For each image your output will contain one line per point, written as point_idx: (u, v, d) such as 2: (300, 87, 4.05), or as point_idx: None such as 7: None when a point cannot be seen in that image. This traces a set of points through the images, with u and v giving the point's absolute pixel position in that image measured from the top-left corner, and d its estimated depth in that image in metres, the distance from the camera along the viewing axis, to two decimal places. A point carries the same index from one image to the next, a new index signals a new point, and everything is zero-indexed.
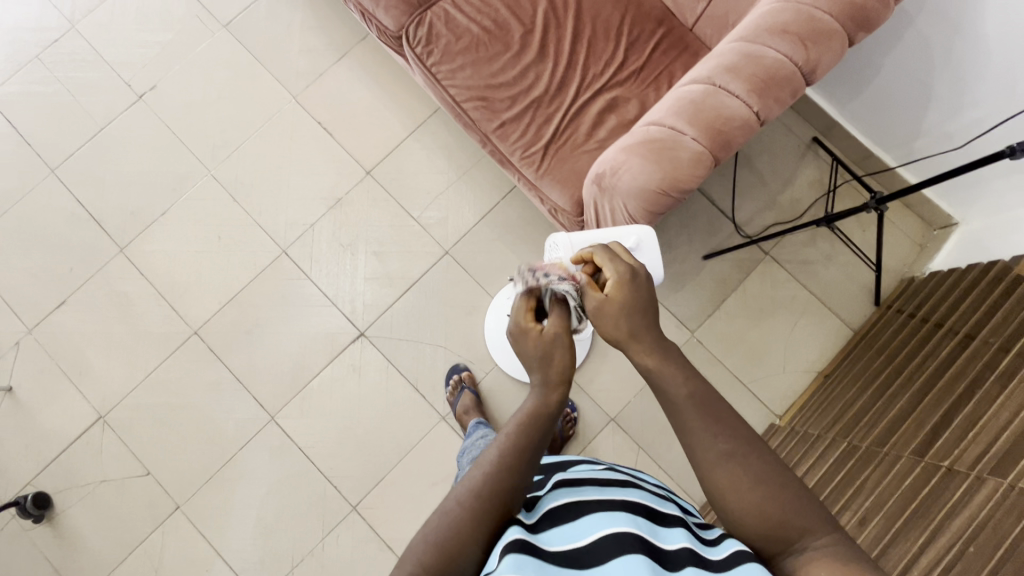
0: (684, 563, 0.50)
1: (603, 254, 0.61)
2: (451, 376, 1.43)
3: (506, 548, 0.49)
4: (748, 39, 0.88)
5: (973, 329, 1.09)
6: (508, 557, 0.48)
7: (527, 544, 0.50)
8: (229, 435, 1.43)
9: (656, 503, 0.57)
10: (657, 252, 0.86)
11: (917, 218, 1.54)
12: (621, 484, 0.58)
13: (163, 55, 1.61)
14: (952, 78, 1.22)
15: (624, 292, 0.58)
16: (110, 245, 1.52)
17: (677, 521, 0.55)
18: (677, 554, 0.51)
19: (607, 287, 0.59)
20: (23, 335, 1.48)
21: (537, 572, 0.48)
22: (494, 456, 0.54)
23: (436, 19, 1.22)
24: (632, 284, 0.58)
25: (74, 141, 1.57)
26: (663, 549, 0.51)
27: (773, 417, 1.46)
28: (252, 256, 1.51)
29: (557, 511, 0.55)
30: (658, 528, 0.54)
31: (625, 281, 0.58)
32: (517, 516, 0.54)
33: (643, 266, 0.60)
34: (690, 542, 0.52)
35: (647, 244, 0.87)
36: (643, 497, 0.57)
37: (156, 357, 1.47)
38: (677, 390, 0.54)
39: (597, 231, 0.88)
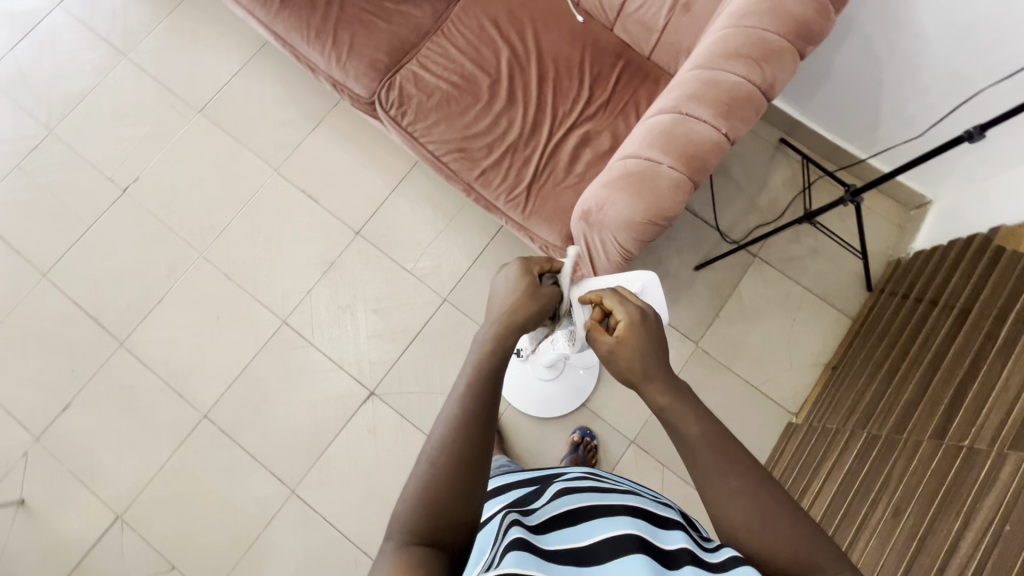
0: (684, 563, 0.51)
1: (612, 298, 0.63)
2: None
3: (509, 545, 0.49)
4: (705, 66, 0.93)
5: (967, 304, 1.12)
6: (510, 553, 0.48)
7: (527, 543, 0.50)
8: (251, 515, 1.41)
9: (654, 507, 0.58)
10: (663, 296, 0.80)
11: (892, 201, 1.59)
12: (618, 492, 0.60)
13: (143, 147, 1.64)
14: (901, 68, 1.28)
15: (636, 334, 0.60)
16: (110, 340, 1.52)
17: (675, 525, 0.56)
18: (677, 552, 0.52)
19: (619, 330, 0.61)
20: (31, 444, 1.46)
21: (539, 568, 0.47)
22: (451, 409, 0.55)
23: (406, 80, 1.27)
24: (644, 325, 0.61)
25: (63, 242, 1.58)
26: (664, 549, 0.52)
27: (788, 415, 1.47)
28: (254, 331, 1.52)
29: (556, 515, 0.56)
30: (657, 530, 0.55)
31: (636, 323, 0.61)
32: (516, 519, 0.55)
33: (651, 308, 0.63)
34: (688, 544, 0.53)
35: (653, 289, 0.81)
36: (642, 502, 0.58)
37: (168, 447, 1.45)
38: (693, 421, 0.56)
39: (604, 276, 0.82)
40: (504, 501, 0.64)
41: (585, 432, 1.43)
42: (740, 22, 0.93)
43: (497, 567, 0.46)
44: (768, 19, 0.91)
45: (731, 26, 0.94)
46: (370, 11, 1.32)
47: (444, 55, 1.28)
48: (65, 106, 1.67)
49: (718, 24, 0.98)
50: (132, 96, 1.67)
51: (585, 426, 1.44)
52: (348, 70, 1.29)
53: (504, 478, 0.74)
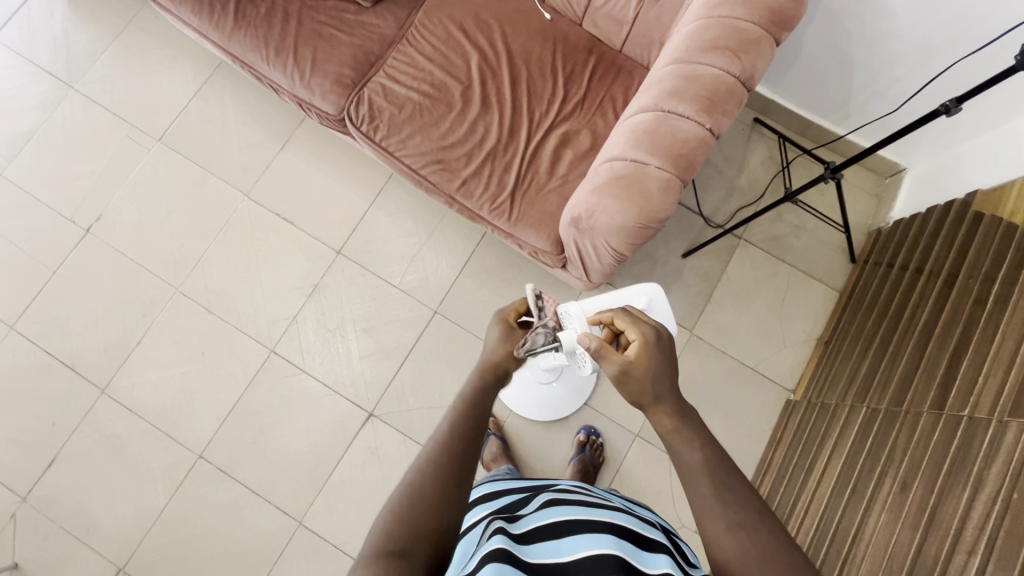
0: None
1: (625, 317, 0.62)
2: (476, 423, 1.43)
3: (488, 556, 0.52)
4: (683, 60, 0.91)
5: (952, 272, 1.14)
6: (490, 563, 0.51)
7: (510, 553, 0.53)
8: (261, 552, 1.37)
9: (642, 529, 0.60)
10: (669, 306, 0.93)
11: (868, 171, 1.60)
12: (608, 510, 0.62)
13: (104, 182, 1.56)
14: (868, 42, 1.29)
15: (650, 354, 0.60)
16: (90, 388, 1.46)
17: (660, 549, 0.57)
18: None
19: (632, 350, 0.60)
20: (18, 504, 1.40)
21: None
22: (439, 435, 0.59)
23: (374, 94, 1.23)
24: (658, 346, 0.60)
25: (28, 290, 1.50)
26: (644, 572, 0.53)
27: (786, 393, 1.49)
28: (242, 363, 1.47)
29: (541, 526, 0.59)
30: (642, 553, 0.56)
31: (650, 343, 0.60)
32: (502, 528, 0.58)
33: (665, 328, 0.62)
34: (671, 568, 0.54)
35: (658, 301, 0.93)
36: (630, 523, 0.60)
37: (165, 492, 1.41)
38: (707, 441, 0.56)
39: (613, 296, 0.92)
40: (493, 508, 0.67)
41: (589, 430, 1.43)
42: (714, 12, 0.92)
43: None
44: (741, 8, 0.90)
45: (704, 17, 0.93)
46: (330, 24, 1.27)
47: (412, 64, 1.24)
48: (15, 146, 1.58)
49: (691, 15, 0.96)
50: (87, 129, 1.59)
51: (588, 424, 1.44)
52: (313, 88, 1.24)
53: (496, 485, 0.77)
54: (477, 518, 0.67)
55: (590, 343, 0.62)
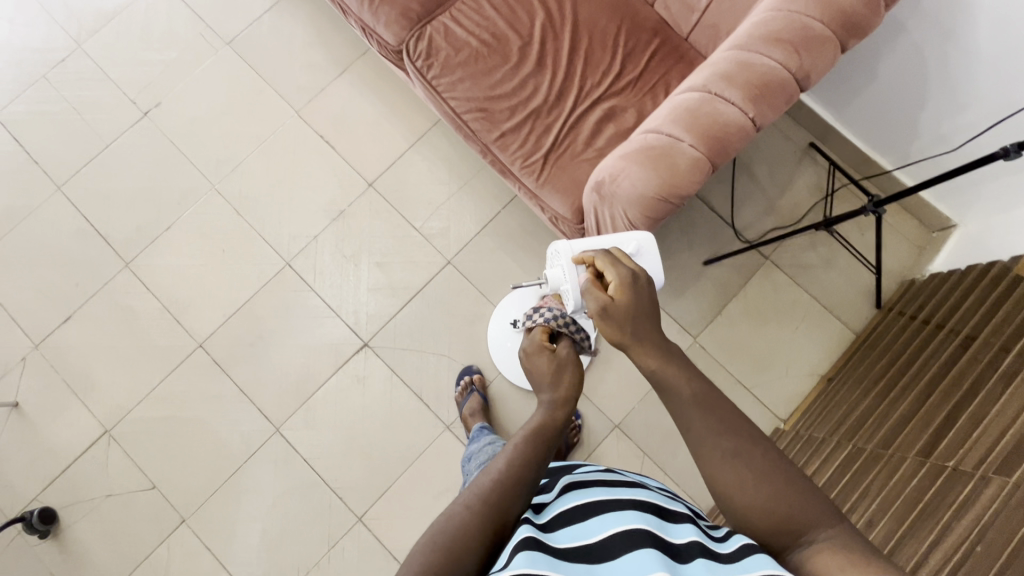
0: (695, 555, 0.50)
1: (605, 259, 0.63)
2: (463, 377, 1.44)
3: (519, 546, 0.50)
4: (741, 47, 0.90)
5: (974, 330, 1.10)
6: (521, 552, 0.49)
7: (540, 542, 0.51)
8: (234, 447, 1.43)
9: (663, 502, 0.58)
10: (659, 260, 0.82)
11: (916, 220, 1.54)
12: (628, 486, 0.60)
13: (169, 73, 1.63)
14: (944, 82, 1.24)
15: (627, 293, 0.60)
16: (116, 260, 1.53)
17: (687, 521, 0.56)
18: (687, 547, 0.52)
19: (611, 289, 0.61)
20: (29, 350, 1.49)
21: (552, 566, 0.48)
22: (498, 468, 0.57)
23: (436, 33, 1.24)
24: (635, 286, 0.60)
25: (79, 158, 1.59)
26: (672, 544, 0.52)
27: (777, 422, 1.46)
28: (257, 268, 1.53)
29: (565, 513, 0.57)
30: (667, 525, 0.55)
31: (628, 282, 0.60)
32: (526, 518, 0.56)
33: (645, 270, 0.62)
34: (697, 537, 0.53)
35: (650, 252, 0.81)
36: (650, 497, 0.58)
37: (160, 371, 1.48)
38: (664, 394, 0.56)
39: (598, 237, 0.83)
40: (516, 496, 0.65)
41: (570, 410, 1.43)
42: (784, 6, 0.90)
43: (508, 568, 0.47)
44: (813, 6, 0.88)
45: (774, 9, 0.91)
46: None
47: (478, 11, 1.25)
48: (96, 21, 1.66)
49: (761, 7, 0.94)
50: (163, 20, 1.66)
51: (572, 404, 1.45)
52: (379, 15, 1.27)
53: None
54: None
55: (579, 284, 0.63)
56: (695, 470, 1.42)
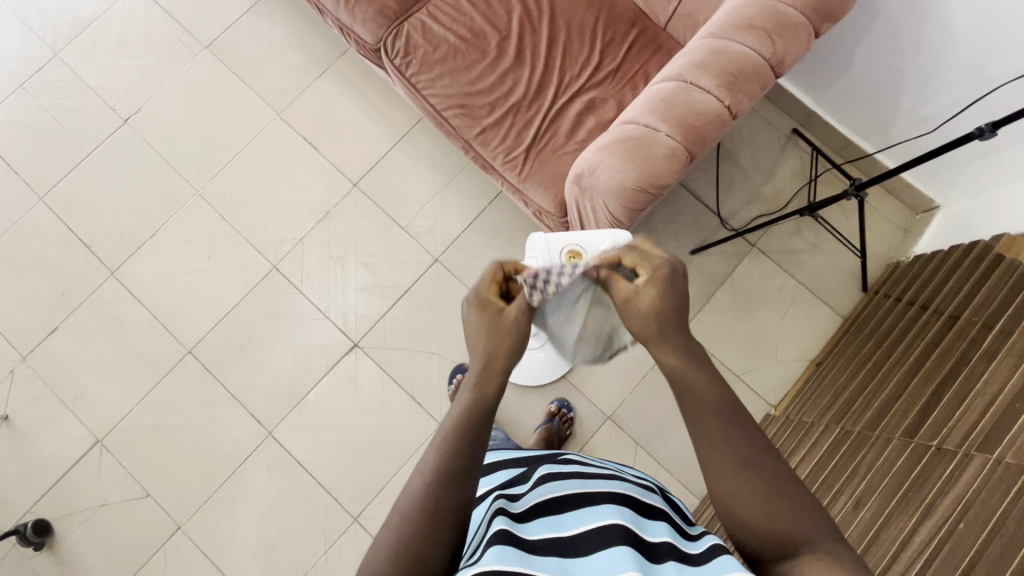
0: (667, 556, 0.53)
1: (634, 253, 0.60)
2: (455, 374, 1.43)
3: (491, 541, 0.53)
4: (716, 35, 0.90)
5: (958, 310, 1.11)
6: (493, 546, 0.52)
7: (513, 535, 0.54)
8: (228, 452, 1.43)
9: (640, 497, 0.61)
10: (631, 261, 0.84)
11: (900, 203, 1.55)
12: (607, 482, 0.63)
13: (148, 78, 1.62)
14: (921, 64, 1.24)
15: (660, 288, 0.58)
16: (102, 269, 1.53)
17: (660, 518, 0.59)
18: (660, 546, 0.54)
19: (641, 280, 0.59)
20: (17, 363, 1.48)
21: (521, 561, 0.51)
22: None
23: (413, 30, 1.24)
24: (672, 280, 0.58)
25: (61, 167, 1.58)
26: (646, 541, 0.55)
27: (768, 408, 1.47)
28: (244, 272, 1.52)
29: (542, 507, 0.60)
30: (643, 522, 0.58)
31: (663, 277, 0.58)
32: (503, 510, 0.59)
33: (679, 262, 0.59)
34: (671, 537, 0.56)
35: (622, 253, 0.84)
36: (628, 492, 0.61)
37: (150, 379, 1.47)
38: None
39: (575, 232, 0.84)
40: (496, 488, 0.69)
41: (562, 403, 1.43)
42: None
43: (480, 562, 0.50)
44: None
45: None
46: None
47: (455, 7, 1.24)
48: (72, 29, 1.64)
49: None
50: (141, 25, 1.65)
51: (563, 398, 1.45)
52: (355, 14, 1.26)
53: (497, 460, 0.78)
54: (484, 496, 0.69)
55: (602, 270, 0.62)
56: (687, 459, 1.42)
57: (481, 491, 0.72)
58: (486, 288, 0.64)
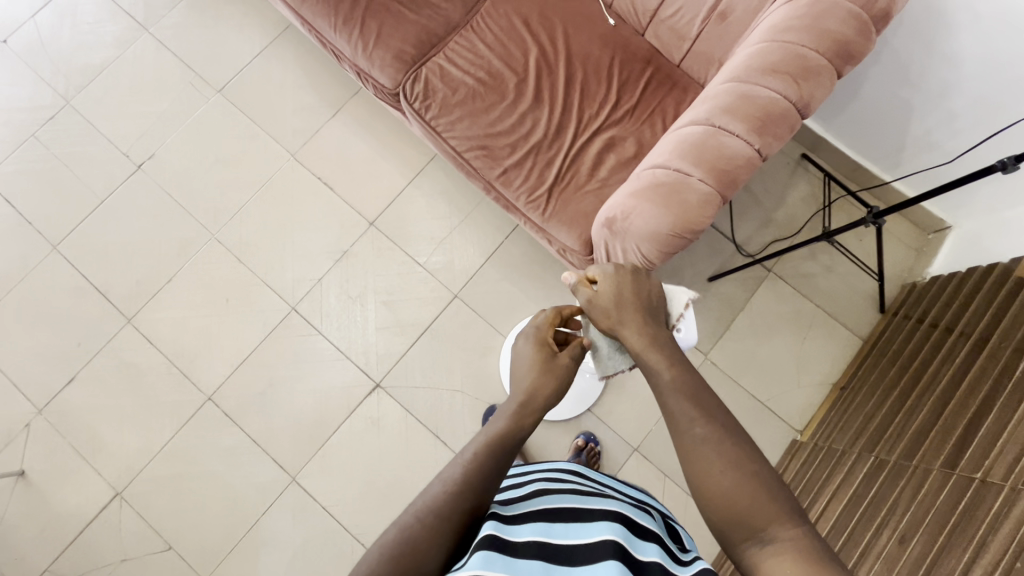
0: (655, 575, 0.54)
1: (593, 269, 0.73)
2: (489, 416, 1.42)
3: (479, 544, 0.52)
4: (740, 79, 0.91)
5: (984, 334, 1.11)
6: (480, 550, 0.51)
7: (501, 540, 0.54)
8: (252, 499, 1.41)
9: (633, 516, 0.61)
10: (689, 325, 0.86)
11: (911, 223, 1.57)
12: (601, 498, 0.63)
13: (161, 124, 1.62)
14: (930, 94, 1.27)
15: (611, 285, 0.70)
16: (117, 317, 1.51)
17: (653, 539, 0.59)
18: (649, 564, 0.55)
19: (595, 282, 0.71)
20: (33, 415, 1.46)
21: (506, 567, 0.50)
22: None
23: (431, 74, 1.25)
24: (621, 276, 0.70)
25: (74, 214, 1.57)
26: (636, 559, 0.55)
27: (794, 433, 1.46)
28: (263, 315, 1.51)
29: (534, 514, 0.59)
30: (635, 539, 0.58)
31: (615, 279, 0.70)
32: (493, 512, 0.58)
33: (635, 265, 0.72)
34: (660, 557, 0.56)
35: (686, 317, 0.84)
36: (623, 510, 0.61)
37: (169, 427, 1.45)
38: (702, 447, 0.55)
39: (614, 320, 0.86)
40: None
41: (588, 436, 1.43)
42: (778, 36, 0.92)
43: (465, 566, 0.50)
44: (807, 35, 0.89)
45: (767, 41, 0.93)
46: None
47: (472, 50, 1.26)
48: (84, 77, 1.65)
49: (754, 38, 0.96)
50: (153, 71, 1.66)
51: (588, 430, 1.44)
52: (374, 59, 1.27)
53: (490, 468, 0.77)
54: None
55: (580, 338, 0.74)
56: None
57: None
58: (544, 325, 0.73)
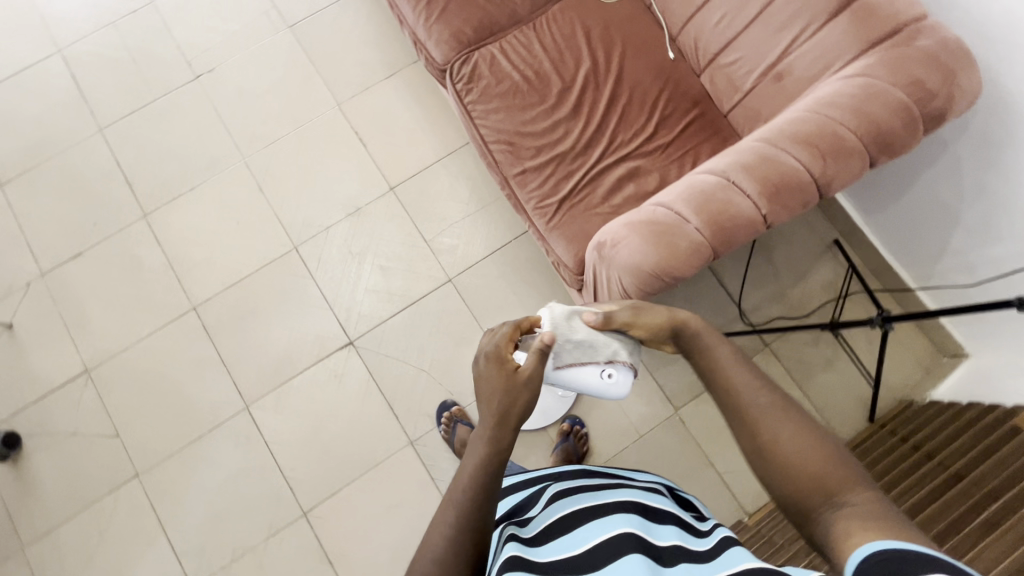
0: (677, 559, 0.56)
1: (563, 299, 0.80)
2: (444, 411, 1.41)
3: (502, 567, 0.56)
4: (770, 141, 0.89)
5: (963, 468, 1.07)
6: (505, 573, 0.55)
7: (523, 559, 0.58)
8: (203, 413, 1.45)
9: (650, 507, 0.64)
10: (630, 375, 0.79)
11: (928, 341, 1.48)
12: (616, 496, 0.66)
13: (228, 43, 1.69)
14: (978, 211, 1.20)
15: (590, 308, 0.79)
16: (136, 209, 1.58)
17: (670, 522, 0.63)
18: (670, 550, 0.58)
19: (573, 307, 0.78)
20: (35, 277, 1.53)
21: None
22: None
23: (482, 60, 1.26)
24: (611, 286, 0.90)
25: (126, 104, 1.65)
26: (657, 545, 0.58)
27: (742, 514, 1.39)
28: (266, 246, 1.55)
29: (553, 528, 0.63)
30: (654, 528, 0.61)
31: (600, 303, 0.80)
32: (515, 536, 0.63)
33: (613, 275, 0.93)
34: (680, 540, 0.59)
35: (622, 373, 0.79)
36: (638, 503, 0.65)
37: (150, 324, 1.50)
38: None
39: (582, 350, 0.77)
40: (506, 515, 0.72)
41: (573, 420, 1.44)
42: (821, 109, 0.89)
43: None
44: (848, 114, 0.87)
45: (810, 110, 0.90)
46: None
47: (527, 47, 1.26)
48: None
49: (799, 105, 0.94)
50: None
51: (574, 414, 1.45)
52: (432, 32, 1.29)
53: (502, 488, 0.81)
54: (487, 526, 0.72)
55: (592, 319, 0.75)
56: None
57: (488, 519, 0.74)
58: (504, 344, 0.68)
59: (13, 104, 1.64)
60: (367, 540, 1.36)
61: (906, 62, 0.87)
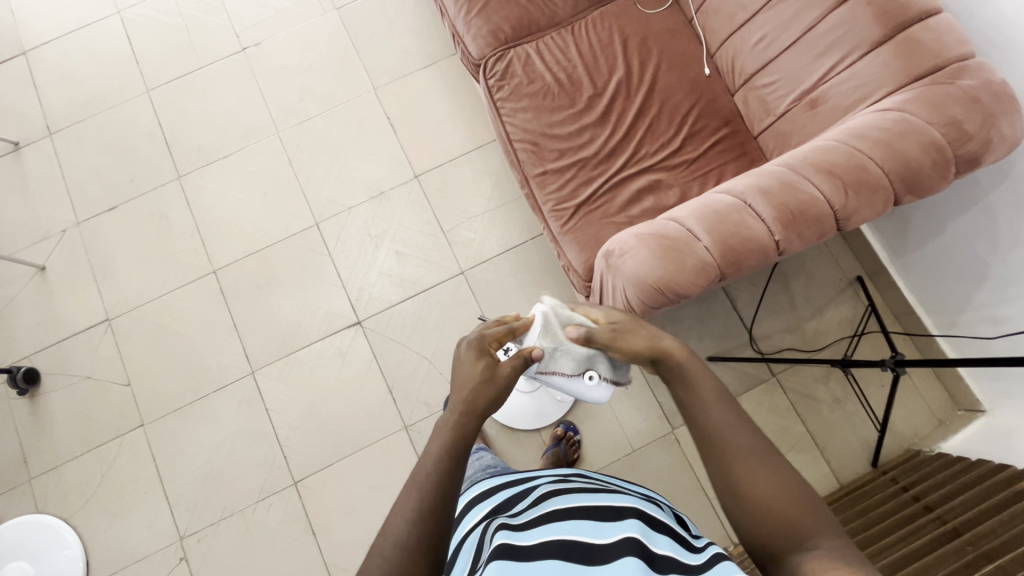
0: (668, 568, 0.56)
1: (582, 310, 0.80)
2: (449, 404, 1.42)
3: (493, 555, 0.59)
4: (793, 167, 0.88)
5: (963, 524, 1.03)
6: (495, 562, 0.58)
7: (514, 549, 0.60)
8: (211, 374, 1.49)
9: (647, 515, 0.64)
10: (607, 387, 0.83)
11: (945, 392, 1.43)
12: (615, 500, 0.67)
13: (276, 19, 1.73)
14: (1010, 263, 1.15)
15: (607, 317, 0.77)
16: (172, 170, 1.64)
17: (665, 532, 0.63)
18: (663, 557, 0.57)
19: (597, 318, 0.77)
20: (71, 225, 1.61)
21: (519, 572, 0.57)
22: None
23: (517, 58, 1.27)
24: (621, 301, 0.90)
25: (174, 69, 1.71)
26: (651, 550, 0.58)
27: (728, 543, 1.36)
28: (289, 219, 1.59)
29: (547, 519, 0.64)
30: (650, 533, 0.61)
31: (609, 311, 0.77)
32: (507, 526, 0.65)
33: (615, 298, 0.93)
34: (674, 551, 0.59)
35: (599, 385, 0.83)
36: (634, 509, 0.65)
37: (171, 282, 1.56)
38: None
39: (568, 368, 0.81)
40: (501, 504, 0.73)
41: (568, 425, 1.44)
42: (850, 140, 0.88)
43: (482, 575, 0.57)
44: (878, 148, 0.85)
45: (838, 141, 0.89)
46: None
47: (563, 50, 1.26)
48: None
49: (829, 135, 0.92)
50: None
51: (569, 420, 1.45)
52: (470, 26, 1.30)
53: (496, 480, 0.82)
54: (479, 514, 0.73)
55: (574, 334, 0.77)
56: None
57: (482, 507, 0.75)
58: (488, 339, 0.71)
59: (70, 60, 1.72)
60: (352, 518, 1.38)
61: (945, 101, 0.84)
